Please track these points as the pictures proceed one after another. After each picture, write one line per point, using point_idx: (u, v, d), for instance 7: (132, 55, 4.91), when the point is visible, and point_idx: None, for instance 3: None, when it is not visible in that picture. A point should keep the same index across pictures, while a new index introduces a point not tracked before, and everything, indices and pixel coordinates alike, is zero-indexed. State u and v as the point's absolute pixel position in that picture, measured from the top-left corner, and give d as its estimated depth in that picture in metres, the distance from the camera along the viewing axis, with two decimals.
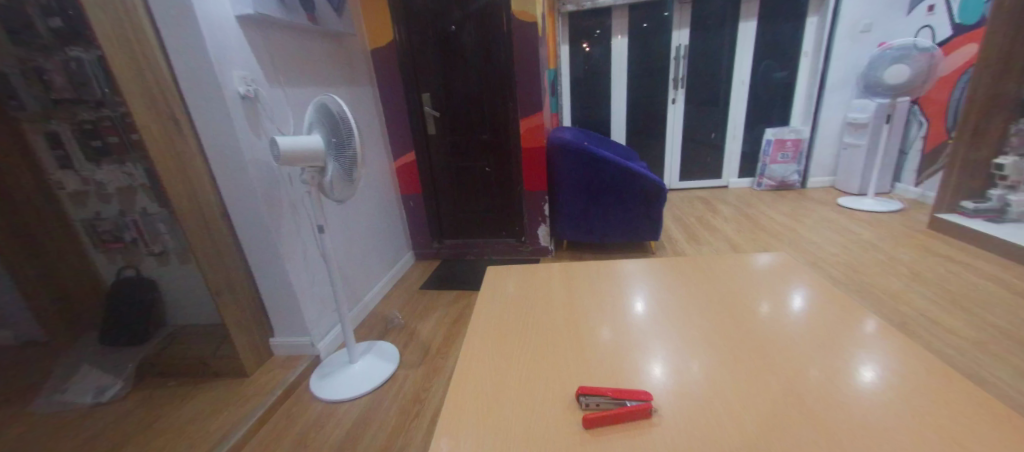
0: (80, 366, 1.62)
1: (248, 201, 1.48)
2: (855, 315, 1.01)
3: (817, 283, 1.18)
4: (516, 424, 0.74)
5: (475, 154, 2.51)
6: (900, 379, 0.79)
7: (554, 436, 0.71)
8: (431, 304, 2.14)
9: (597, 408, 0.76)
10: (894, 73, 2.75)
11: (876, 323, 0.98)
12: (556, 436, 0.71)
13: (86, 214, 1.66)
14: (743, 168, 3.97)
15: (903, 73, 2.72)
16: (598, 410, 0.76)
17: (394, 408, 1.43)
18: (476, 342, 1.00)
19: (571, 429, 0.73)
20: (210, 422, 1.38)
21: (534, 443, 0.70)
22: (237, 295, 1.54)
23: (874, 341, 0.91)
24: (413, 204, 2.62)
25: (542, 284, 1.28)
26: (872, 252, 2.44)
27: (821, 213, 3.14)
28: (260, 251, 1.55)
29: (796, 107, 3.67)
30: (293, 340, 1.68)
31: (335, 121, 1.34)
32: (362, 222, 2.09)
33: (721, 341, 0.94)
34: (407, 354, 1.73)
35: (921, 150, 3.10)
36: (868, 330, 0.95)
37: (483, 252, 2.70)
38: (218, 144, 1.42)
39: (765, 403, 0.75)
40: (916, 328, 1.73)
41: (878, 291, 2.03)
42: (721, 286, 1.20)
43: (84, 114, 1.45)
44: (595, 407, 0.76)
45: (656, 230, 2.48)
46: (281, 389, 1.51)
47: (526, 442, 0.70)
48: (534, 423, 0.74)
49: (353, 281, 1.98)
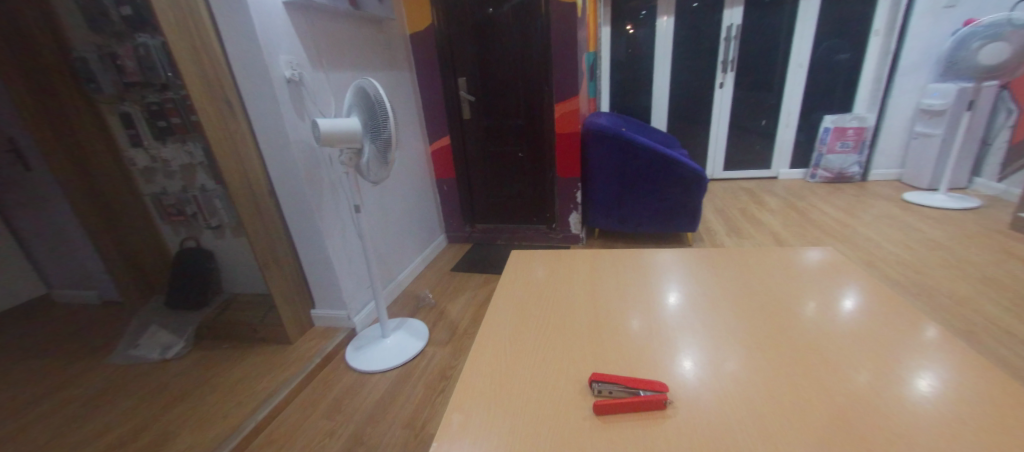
0: (150, 326, 1.81)
1: (292, 181, 1.57)
2: (913, 321, 0.94)
3: (871, 285, 1.10)
4: (528, 402, 0.76)
5: (510, 140, 2.51)
6: (952, 391, 0.73)
7: (562, 418, 0.73)
8: (461, 285, 2.20)
9: (607, 396, 0.77)
10: (989, 53, 2.43)
11: (936, 330, 0.90)
12: (564, 419, 0.73)
13: (154, 189, 1.81)
14: (795, 157, 3.71)
15: (1002, 52, 2.40)
16: (607, 398, 0.76)
17: (420, 384, 1.50)
18: (495, 324, 1.01)
19: (579, 413, 0.74)
20: (258, 383, 1.50)
21: (540, 423, 0.72)
22: (283, 268, 1.65)
23: (930, 350, 0.85)
24: (446, 188, 2.67)
25: (571, 270, 1.27)
26: (940, 252, 2.23)
27: (883, 208, 2.89)
28: (303, 227, 1.65)
29: (860, 92, 3.36)
30: (331, 313, 1.79)
31: (372, 105, 1.38)
32: (397, 204, 2.16)
33: (759, 338, 0.91)
34: (436, 331, 1.80)
35: (1008, 141, 2.76)
36: (925, 337, 0.88)
37: (514, 237, 2.72)
38: (266, 126, 1.51)
39: (800, 406, 0.73)
40: (983, 337, 1.58)
41: (942, 295, 1.86)
42: (761, 281, 1.15)
43: (151, 97, 1.59)
44: (604, 394, 0.77)
45: (694, 221, 2.39)
46: (320, 357, 1.61)
47: (533, 420, 0.72)
48: (545, 404, 0.76)
49: (387, 261, 2.06)
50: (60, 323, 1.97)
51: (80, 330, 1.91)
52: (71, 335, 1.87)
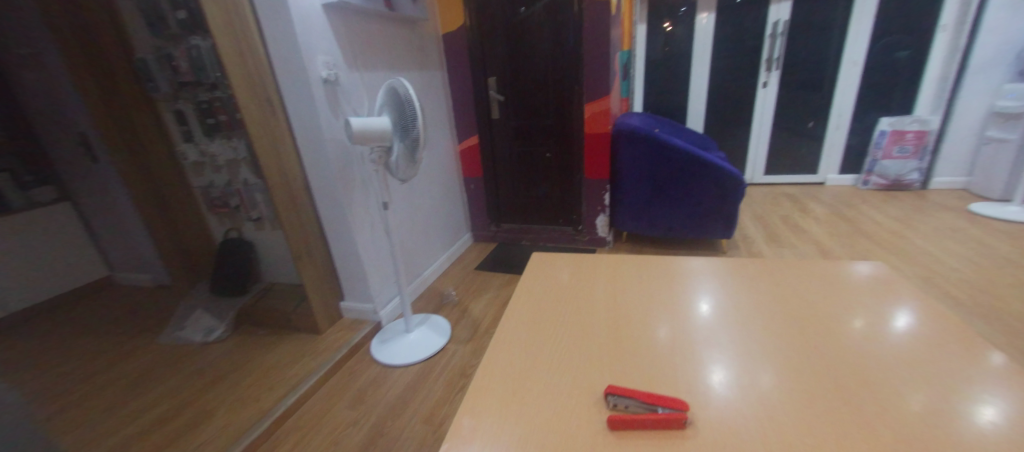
0: (195, 310, 1.93)
1: (326, 178, 1.63)
2: (975, 347, 0.85)
3: (926, 304, 1.01)
4: (541, 414, 0.74)
5: (540, 140, 2.50)
6: (1011, 425, 0.66)
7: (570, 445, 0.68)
8: (484, 285, 2.21)
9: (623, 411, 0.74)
10: None
11: (1002, 356, 0.81)
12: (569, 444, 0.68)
13: (202, 182, 1.93)
14: (846, 162, 3.47)
15: None
16: (624, 413, 0.74)
17: (441, 380, 1.51)
18: (513, 328, 1.00)
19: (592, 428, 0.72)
20: (288, 370, 1.57)
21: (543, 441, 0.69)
22: (315, 260, 1.72)
23: (994, 378, 0.76)
24: (474, 187, 2.69)
25: (597, 274, 1.25)
26: (1011, 270, 2.02)
27: (945, 220, 2.65)
28: (335, 222, 1.71)
29: (923, 92, 3.10)
30: (359, 306, 1.85)
31: (402, 105, 1.41)
32: (425, 201, 2.20)
33: (797, 354, 0.86)
34: (458, 329, 1.82)
35: None
36: (989, 365, 0.80)
37: (540, 238, 2.71)
38: (303, 124, 1.57)
39: (842, 431, 0.68)
40: None
41: (1012, 318, 1.69)
42: (801, 294, 1.08)
43: (202, 95, 1.69)
44: (619, 409, 0.75)
45: (729, 227, 2.28)
46: (348, 348, 1.67)
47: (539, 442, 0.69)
48: (553, 419, 0.73)
49: (414, 257, 2.10)
50: (119, 303, 2.15)
51: (135, 311, 2.07)
52: (127, 316, 2.03)
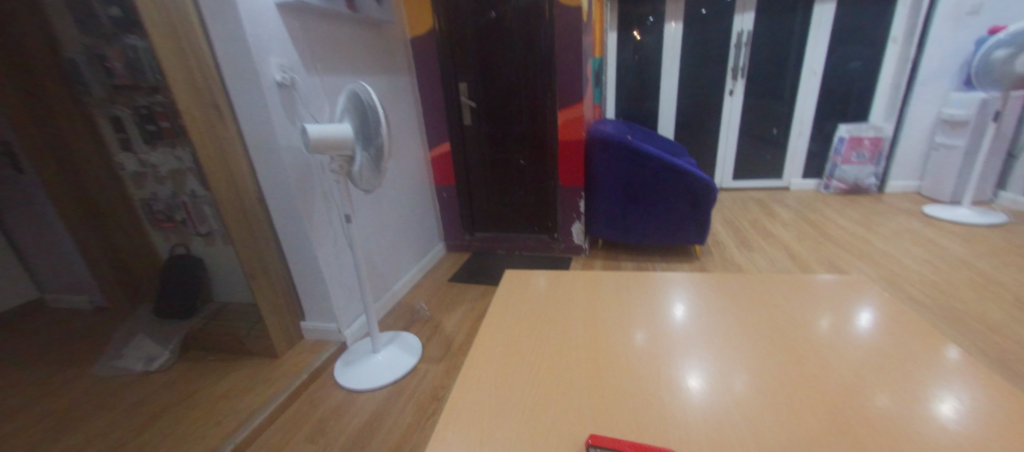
0: (135, 336, 1.75)
1: (282, 189, 1.51)
2: (931, 342, 0.85)
3: (887, 300, 1.02)
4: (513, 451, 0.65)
5: (513, 147, 2.44)
6: (977, 421, 0.66)
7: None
8: (458, 298, 2.12)
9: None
10: None
11: (960, 352, 0.82)
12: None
13: (144, 194, 1.75)
14: (808, 167, 3.60)
15: None
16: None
17: (411, 405, 1.42)
18: (480, 351, 0.91)
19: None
20: (240, 401, 1.43)
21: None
22: (272, 278, 1.59)
23: (953, 373, 0.77)
24: (446, 196, 2.61)
25: (565, 286, 1.18)
26: (966, 271, 2.12)
27: (901, 222, 2.77)
28: (293, 237, 1.59)
29: (877, 100, 3.26)
30: (322, 325, 1.72)
31: (365, 110, 1.31)
32: (392, 212, 2.10)
33: (769, 355, 0.84)
34: (430, 347, 1.72)
35: None
36: (947, 359, 0.80)
37: (515, 247, 2.65)
38: (254, 130, 1.45)
39: (816, 431, 0.65)
40: (1019, 364, 1.48)
41: (970, 318, 1.75)
42: (771, 294, 1.08)
43: (140, 100, 1.53)
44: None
45: (703, 233, 2.29)
46: (308, 373, 1.55)
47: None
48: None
49: (381, 271, 1.99)
50: (47, 329, 1.93)
51: (67, 338, 1.86)
52: (57, 343, 1.83)
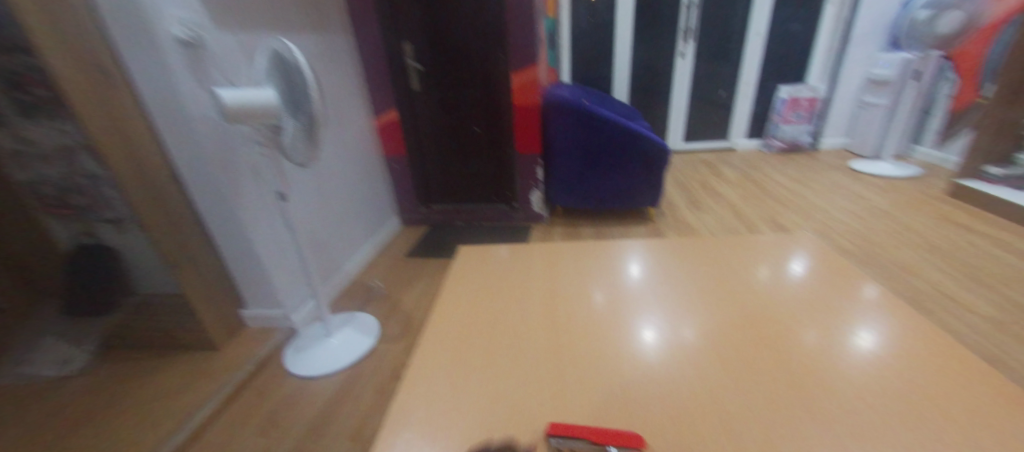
0: (45, 340, 1.58)
1: (203, 165, 1.35)
2: (854, 283, 0.93)
3: (818, 246, 1.09)
4: (471, 423, 0.63)
5: (465, 113, 2.31)
6: (886, 353, 0.73)
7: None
8: (416, 272, 2.04)
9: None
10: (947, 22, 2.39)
11: (877, 290, 0.90)
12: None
13: (28, 177, 1.49)
14: (752, 128, 3.75)
15: (955, 21, 2.37)
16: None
17: (372, 385, 1.37)
18: (435, 325, 0.87)
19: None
20: (175, 399, 1.31)
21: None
22: (200, 265, 1.44)
23: (870, 311, 0.85)
24: (398, 167, 2.47)
25: (522, 253, 1.16)
26: (886, 220, 2.32)
27: (832, 178, 2.98)
28: (222, 219, 1.44)
29: (814, 62, 3.41)
30: (266, 311, 1.61)
31: (289, 72, 1.15)
32: (336, 186, 1.95)
33: (716, 307, 0.88)
34: (388, 325, 1.66)
35: (947, 110, 2.88)
36: (867, 299, 0.88)
37: (473, 217, 2.59)
38: (160, 96, 1.26)
39: (756, 374, 0.69)
40: (926, 301, 1.66)
41: (889, 262, 1.93)
42: (717, 246, 1.12)
43: (3, 62, 1.26)
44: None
45: (656, 196, 2.34)
46: (253, 365, 1.45)
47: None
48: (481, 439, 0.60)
49: (329, 250, 1.87)
50: None
51: None
52: None
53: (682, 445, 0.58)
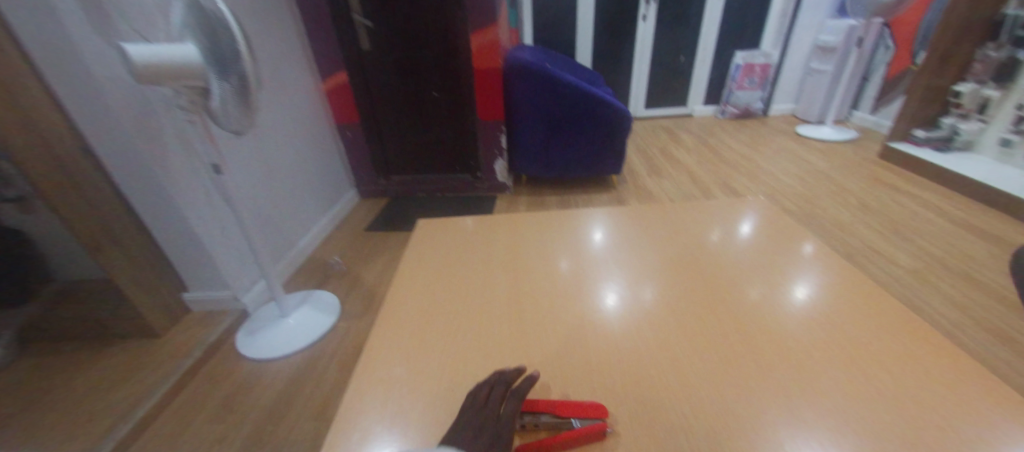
0: None
1: (119, 136, 1.19)
2: (796, 240, 0.98)
3: (763, 205, 1.13)
4: (439, 408, 0.64)
5: (422, 77, 2.17)
6: (825, 307, 0.78)
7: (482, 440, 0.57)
8: (376, 247, 1.97)
9: (545, 430, 0.62)
10: None
11: (814, 246, 0.96)
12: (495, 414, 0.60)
13: None
14: (709, 94, 3.83)
15: None
16: (546, 434, 0.62)
17: (334, 365, 1.32)
18: (398, 307, 0.85)
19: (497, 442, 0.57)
20: (113, 391, 1.20)
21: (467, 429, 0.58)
22: (128, 247, 1.30)
23: (811, 266, 0.90)
24: (351, 135, 2.35)
25: (483, 224, 1.13)
26: (826, 182, 2.47)
27: (780, 143, 3.13)
28: (149, 197, 1.29)
29: (768, 27, 3.48)
30: (211, 293, 1.49)
31: (210, 24, 1.00)
32: (282, 157, 1.80)
33: (672, 271, 0.90)
34: (349, 302, 1.59)
35: (884, 76, 3.04)
36: (808, 255, 0.93)
37: (435, 188, 2.51)
38: (54, 53, 1.08)
39: (710, 337, 0.73)
40: (859, 257, 1.80)
41: (827, 222, 2.07)
42: (670, 209, 1.15)
43: None
44: (540, 428, 0.63)
45: (619, 163, 2.35)
46: (201, 351, 1.35)
47: (462, 418, 0.59)
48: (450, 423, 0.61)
49: (279, 226, 1.75)
50: None
51: None
52: None
53: (643, 414, 0.61)
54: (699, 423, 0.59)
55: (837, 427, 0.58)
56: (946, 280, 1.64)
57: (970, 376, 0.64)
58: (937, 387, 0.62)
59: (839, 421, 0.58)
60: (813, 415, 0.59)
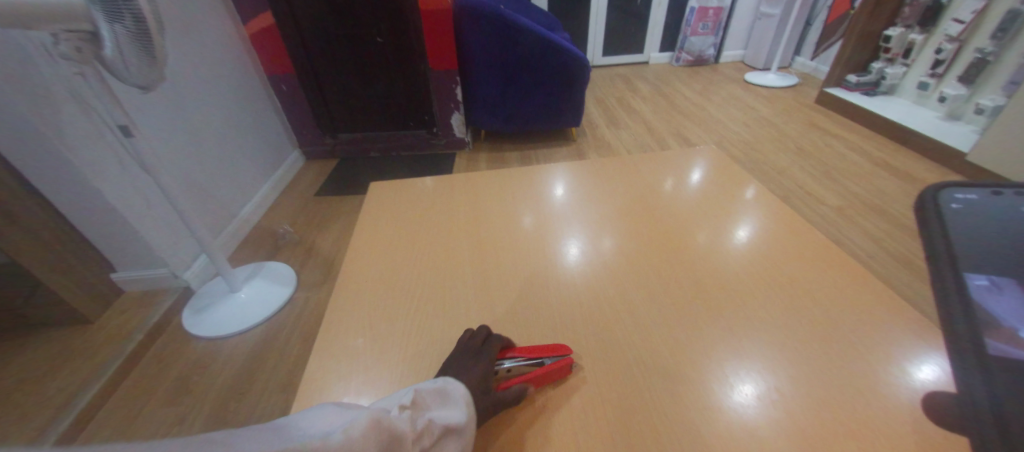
0: None
1: None
2: (742, 185, 1.02)
3: (712, 153, 1.15)
4: (406, 372, 0.63)
5: (362, 20, 1.96)
6: (771, 247, 0.83)
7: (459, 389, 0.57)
8: (330, 212, 1.86)
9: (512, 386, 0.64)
10: None
11: (756, 190, 1.00)
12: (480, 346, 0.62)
13: None
14: (664, 40, 3.80)
15: None
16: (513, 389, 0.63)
17: (295, 337, 1.27)
18: (357, 276, 0.80)
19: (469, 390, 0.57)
20: (44, 383, 1.09)
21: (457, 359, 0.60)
22: (29, 227, 1.12)
23: (755, 208, 0.95)
24: (287, 89, 2.13)
25: (440, 183, 1.07)
26: (769, 128, 2.59)
27: (730, 90, 3.21)
28: (45, 167, 1.11)
29: None
30: (145, 271, 1.35)
31: None
32: (205, 114, 1.60)
33: (629, 220, 0.91)
34: (306, 272, 1.51)
35: (825, 21, 3.13)
36: (752, 198, 0.97)
37: (389, 146, 2.38)
38: None
39: (666, 283, 0.75)
40: (795, 200, 1.92)
41: (769, 167, 2.18)
42: (624, 160, 1.14)
43: None
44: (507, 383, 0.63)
45: (577, 114, 2.31)
46: (143, 333, 1.24)
47: (455, 349, 0.61)
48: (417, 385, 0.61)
49: (214, 193, 1.59)
50: None
51: None
52: None
53: (608, 363, 0.63)
54: (658, 367, 0.62)
55: (774, 355, 0.63)
56: (867, 217, 1.80)
57: (883, 300, 0.71)
58: (863, 315, 0.68)
59: (777, 351, 0.63)
60: (754, 347, 0.64)
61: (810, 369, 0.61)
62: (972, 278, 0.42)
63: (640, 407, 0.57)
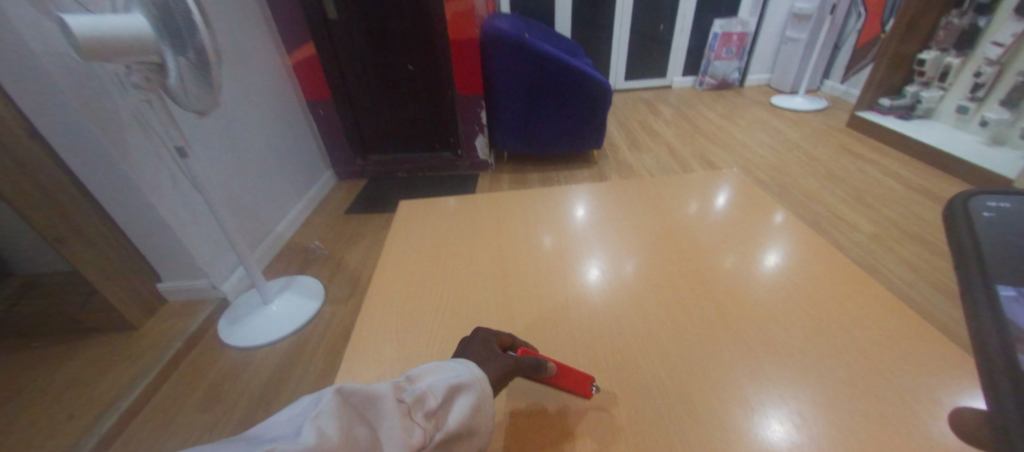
0: None
1: (67, 117, 1.10)
2: (767, 210, 1.01)
3: (736, 177, 1.15)
4: None
5: (395, 49, 2.07)
6: (796, 274, 0.82)
7: None
8: (358, 230, 1.93)
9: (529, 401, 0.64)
10: None
11: (782, 215, 0.99)
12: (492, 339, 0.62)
13: None
14: (687, 65, 3.82)
15: None
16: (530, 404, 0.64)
17: (321, 350, 1.31)
18: (384, 292, 0.84)
19: None
20: (93, 385, 1.17)
21: (473, 344, 0.59)
22: (90, 238, 1.22)
23: (781, 233, 0.94)
24: (323, 113, 2.25)
25: (465, 204, 1.11)
26: (797, 152, 2.54)
27: (755, 114, 3.18)
28: (108, 185, 1.21)
29: None
30: (187, 282, 1.44)
31: None
32: (249, 136, 1.71)
33: (651, 244, 0.92)
34: (333, 287, 1.57)
35: (854, 44, 3.09)
36: (778, 223, 0.96)
37: (415, 167, 2.46)
38: None
39: (688, 308, 0.75)
40: (825, 225, 1.87)
41: (797, 192, 2.14)
42: (647, 184, 1.15)
43: None
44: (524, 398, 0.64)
45: (599, 137, 2.34)
46: (181, 341, 1.31)
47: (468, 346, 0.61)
48: None
49: (253, 210, 1.69)
50: None
51: None
52: None
53: (626, 386, 0.63)
54: (677, 392, 0.62)
55: (798, 384, 0.62)
56: (905, 245, 1.73)
57: (915, 330, 0.69)
58: (893, 345, 0.66)
59: (801, 380, 0.62)
60: (778, 375, 0.63)
61: (836, 400, 0.59)
62: (999, 287, 0.38)
63: (658, 433, 0.57)
